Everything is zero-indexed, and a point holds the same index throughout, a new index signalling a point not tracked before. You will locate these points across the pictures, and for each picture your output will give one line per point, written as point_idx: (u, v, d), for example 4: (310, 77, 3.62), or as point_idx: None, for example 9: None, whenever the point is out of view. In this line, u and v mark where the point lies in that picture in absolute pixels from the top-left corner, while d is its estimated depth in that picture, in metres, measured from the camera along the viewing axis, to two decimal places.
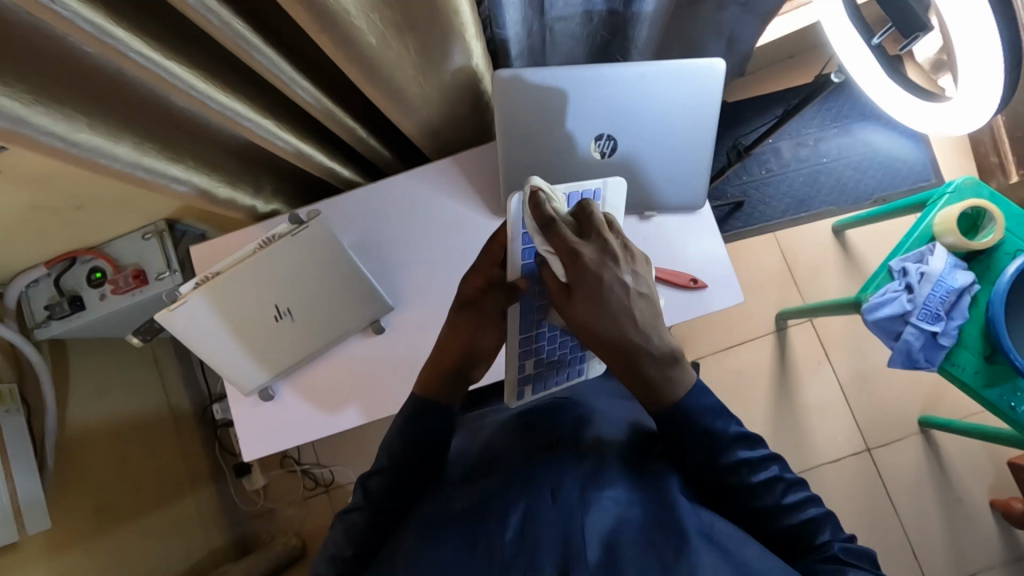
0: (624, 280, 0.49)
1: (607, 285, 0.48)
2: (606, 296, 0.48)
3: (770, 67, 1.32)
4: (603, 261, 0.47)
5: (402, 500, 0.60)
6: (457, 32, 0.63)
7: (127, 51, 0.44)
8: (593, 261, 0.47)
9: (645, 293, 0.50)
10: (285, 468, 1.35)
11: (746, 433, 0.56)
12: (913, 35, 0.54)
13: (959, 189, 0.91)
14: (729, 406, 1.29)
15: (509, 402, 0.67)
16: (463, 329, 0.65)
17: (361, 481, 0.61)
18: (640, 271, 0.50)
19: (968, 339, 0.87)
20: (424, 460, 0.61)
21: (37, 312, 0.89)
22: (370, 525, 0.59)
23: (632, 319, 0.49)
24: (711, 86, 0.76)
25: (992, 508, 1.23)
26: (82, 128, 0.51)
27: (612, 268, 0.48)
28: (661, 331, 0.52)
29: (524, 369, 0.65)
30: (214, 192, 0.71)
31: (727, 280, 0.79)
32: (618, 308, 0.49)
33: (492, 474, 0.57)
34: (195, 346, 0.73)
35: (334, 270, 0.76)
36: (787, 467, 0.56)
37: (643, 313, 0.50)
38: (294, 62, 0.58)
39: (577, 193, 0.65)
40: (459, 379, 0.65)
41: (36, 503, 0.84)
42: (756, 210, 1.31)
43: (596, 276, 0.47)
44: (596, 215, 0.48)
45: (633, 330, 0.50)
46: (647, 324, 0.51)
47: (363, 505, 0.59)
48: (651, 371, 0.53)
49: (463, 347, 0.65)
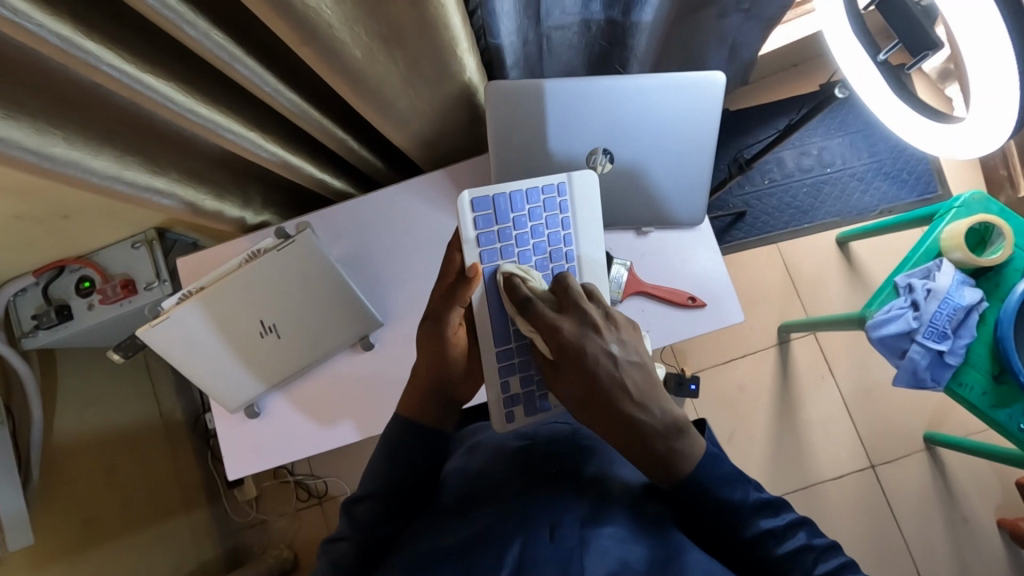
0: (608, 349, 0.49)
1: (590, 355, 0.49)
2: (592, 367, 0.49)
3: (772, 76, 1.29)
4: (583, 332, 0.50)
5: (387, 528, 0.59)
6: (450, 44, 0.61)
7: (99, 64, 0.42)
8: (571, 332, 0.50)
9: (636, 361, 0.50)
10: (278, 478, 1.33)
11: (768, 500, 0.54)
12: (923, 54, 0.52)
13: (966, 204, 0.89)
14: (730, 421, 1.26)
15: (499, 427, 0.63)
16: (432, 345, 0.61)
17: (348, 507, 0.60)
18: (627, 338, 0.51)
19: (975, 358, 0.85)
20: (410, 485, 0.60)
21: (25, 322, 0.87)
22: (355, 553, 0.58)
23: (624, 390, 0.49)
24: (713, 99, 0.74)
25: (999, 528, 1.21)
26: (56, 141, 0.49)
27: (593, 337, 0.50)
28: (662, 403, 0.50)
29: (508, 386, 0.63)
30: (200, 205, 0.70)
31: (727, 298, 0.77)
32: (608, 377, 0.49)
33: (483, 506, 0.55)
34: (178, 362, 0.71)
35: (321, 285, 0.74)
36: (815, 531, 0.53)
37: (639, 383, 0.50)
38: (278, 73, 0.57)
39: (536, 189, 0.67)
40: (444, 396, 0.62)
41: (18, 517, 0.79)
42: (758, 220, 1.28)
43: (575, 348, 0.49)
44: (571, 288, 0.52)
45: (627, 400, 0.49)
46: (643, 395, 0.50)
47: (348, 533, 0.59)
48: (655, 446, 0.50)
49: (440, 362, 0.61)
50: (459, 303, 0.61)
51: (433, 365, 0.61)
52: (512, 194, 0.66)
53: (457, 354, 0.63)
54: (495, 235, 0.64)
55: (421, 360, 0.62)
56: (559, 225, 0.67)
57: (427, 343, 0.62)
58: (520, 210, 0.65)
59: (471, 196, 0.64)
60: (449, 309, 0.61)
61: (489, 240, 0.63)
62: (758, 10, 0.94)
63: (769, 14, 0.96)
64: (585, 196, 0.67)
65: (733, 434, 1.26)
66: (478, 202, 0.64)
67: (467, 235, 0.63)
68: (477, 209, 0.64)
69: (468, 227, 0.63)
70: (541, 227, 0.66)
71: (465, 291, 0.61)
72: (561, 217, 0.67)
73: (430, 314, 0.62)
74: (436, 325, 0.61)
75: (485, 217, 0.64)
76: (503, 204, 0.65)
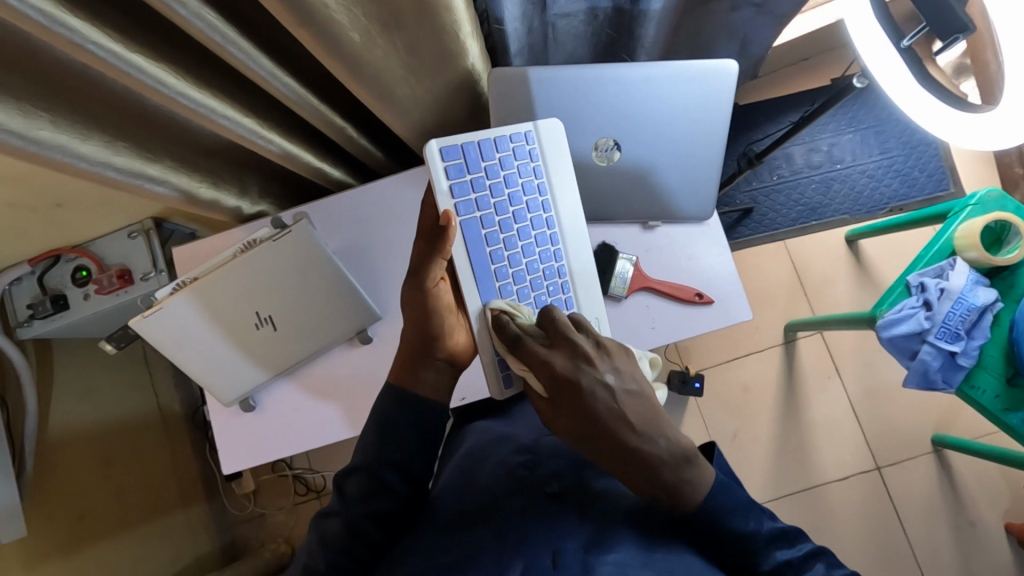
0: (605, 381, 0.49)
1: (587, 390, 0.49)
2: (591, 403, 0.49)
3: (781, 70, 1.27)
4: (576, 366, 0.50)
5: (379, 503, 0.58)
6: (453, 30, 0.59)
7: (85, 43, 0.40)
8: (564, 369, 0.50)
9: (632, 390, 0.50)
10: (275, 472, 1.32)
11: (783, 530, 0.53)
12: (953, 37, 0.50)
13: (983, 202, 0.87)
14: (733, 422, 1.25)
15: (495, 392, 0.61)
16: (417, 304, 0.59)
17: (338, 483, 0.59)
18: (621, 367, 0.50)
19: (988, 360, 0.83)
20: (403, 471, 0.59)
21: (19, 311, 0.86)
22: (346, 529, 0.57)
23: (625, 421, 0.49)
24: (724, 89, 0.72)
25: (1007, 533, 1.19)
26: (43, 125, 0.48)
27: (587, 370, 0.49)
28: (665, 431, 0.50)
29: (502, 347, 0.60)
30: (196, 192, 0.68)
31: (734, 295, 0.75)
32: (608, 411, 0.49)
33: (485, 524, 0.54)
34: (169, 351, 0.69)
35: (317, 276, 0.72)
36: (833, 562, 0.53)
37: (638, 412, 0.49)
38: (273, 56, 0.55)
39: (504, 137, 0.66)
40: (433, 357, 0.60)
41: (11, 511, 0.78)
42: (766, 217, 1.26)
43: (571, 385, 0.49)
44: (556, 320, 0.52)
45: (629, 434, 0.49)
46: (644, 423, 0.49)
47: (340, 508, 0.58)
48: (666, 475, 0.50)
49: (424, 314, 0.59)
50: (442, 253, 0.60)
51: (420, 324, 0.60)
52: (480, 143, 0.64)
53: (446, 309, 0.60)
54: (468, 185, 0.63)
55: (406, 321, 0.60)
56: (531, 173, 0.67)
57: (411, 302, 0.60)
58: (490, 158, 0.64)
59: (439, 146, 0.62)
60: (431, 261, 0.59)
61: (463, 189, 0.62)
62: (768, 10, 0.91)
63: (779, 16, 0.93)
64: (554, 143, 0.67)
65: (737, 435, 1.24)
66: (448, 151, 0.62)
67: (440, 187, 0.62)
68: (447, 158, 0.62)
69: (440, 178, 0.62)
70: (514, 175, 0.65)
71: (443, 243, 0.59)
72: (533, 163, 0.67)
73: (409, 271, 0.61)
74: (419, 276, 0.59)
75: (456, 166, 0.62)
76: (472, 152, 0.64)
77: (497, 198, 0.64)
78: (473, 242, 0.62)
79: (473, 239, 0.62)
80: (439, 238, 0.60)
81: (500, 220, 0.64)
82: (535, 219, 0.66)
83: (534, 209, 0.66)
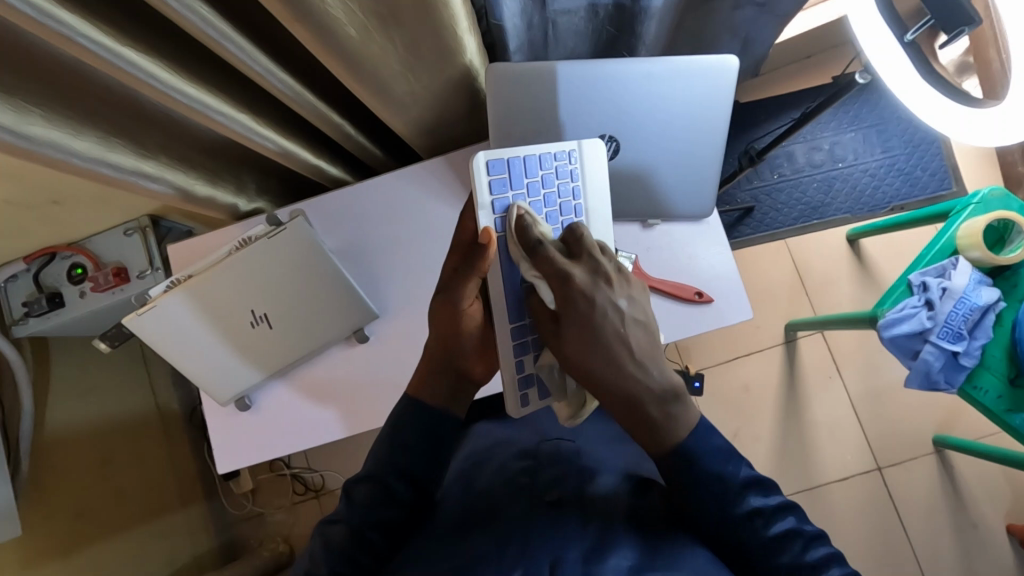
0: (617, 304, 0.48)
1: (599, 311, 0.47)
2: (599, 323, 0.47)
3: (784, 68, 1.25)
4: (594, 284, 0.48)
5: (384, 511, 0.57)
6: (451, 26, 0.58)
7: (75, 37, 0.39)
8: (583, 282, 0.48)
9: (641, 320, 0.49)
10: (274, 471, 1.31)
11: (758, 478, 0.53)
12: (959, 30, 0.49)
13: (984, 201, 0.86)
14: (734, 422, 1.24)
15: (512, 411, 0.59)
16: (447, 319, 0.60)
17: (347, 490, 0.58)
18: (635, 296, 0.50)
19: (991, 360, 0.82)
20: (411, 476, 0.59)
21: (15, 308, 0.85)
22: (351, 536, 0.55)
23: (627, 347, 0.48)
24: (724, 86, 0.72)
25: (1009, 534, 1.18)
26: (35, 120, 0.47)
27: (603, 289, 0.48)
28: (660, 366, 0.50)
29: (522, 366, 0.59)
30: (192, 190, 0.67)
31: (735, 294, 0.74)
32: (613, 332, 0.48)
33: (480, 531, 0.54)
34: (163, 350, 0.69)
35: (313, 274, 0.72)
36: (804, 518, 0.53)
37: (641, 342, 0.49)
38: (269, 52, 0.54)
39: (549, 154, 0.65)
40: (454, 371, 0.62)
41: (7, 510, 0.77)
42: (767, 216, 1.24)
43: (585, 299, 0.47)
44: (582, 235, 0.50)
45: (628, 359, 0.48)
46: (644, 354, 0.49)
47: (345, 515, 0.56)
48: (650, 410, 0.50)
49: (450, 331, 0.60)
50: (478, 272, 0.58)
51: (444, 336, 0.61)
52: (525, 159, 0.63)
53: (472, 328, 0.61)
54: (509, 201, 0.60)
55: (433, 334, 0.61)
56: (570, 194, 0.65)
57: (440, 316, 0.60)
58: (533, 175, 0.63)
59: (485, 158, 0.60)
60: (467, 278, 0.58)
61: (505, 205, 0.60)
62: (770, 10, 0.90)
63: (780, 15, 0.92)
64: (595, 164, 0.66)
65: (738, 435, 1.23)
66: (494, 165, 0.61)
67: (483, 200, 0.59)
68: (492, 172, 0.60)
69: (483, 192, 0.59)
70: (554, 194, 0.64)
71: (482, 262, 0.57)
72: (573, 185, 0.65)
73: (443, 286, 0.60)
74: (451, 294, 0.59)
75: (500, 180, 0.60)
76: (517, 168, 0.62)
77: (536, 216, 0.62)
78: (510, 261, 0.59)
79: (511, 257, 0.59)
80: (478, 256, 0.57)
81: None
82: None
83: (569, 230, 0.64)
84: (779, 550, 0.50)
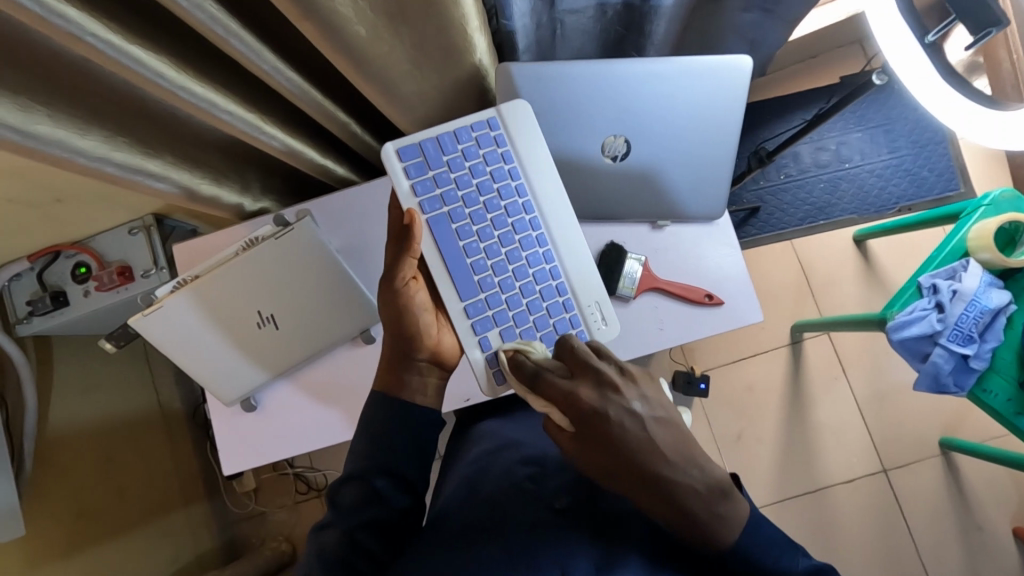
0: (631, 408, 0.43)
1: (613, 423, 0.43)
2: (619, 437, 0.43)
3: (789, 68, 1.26)
4: (602, 396, 0.44)
5: (372, 513, 0.57)
6: (460, 25, 0.58)
7: (82, 34, 0.39)
8: (587, 398, 0.44)
9: (662, 417, 0.44)
10: (278, 471, 1.31)
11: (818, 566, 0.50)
12: (987, 31, 0.49)
13: (995, 202, 0.85)
14: (739, 423, 1.24)
15: (489, 390, 0.61)
16: (391, 308, 0.59)
17: (332, 494, 0.59)
18: (650, 393, 0.45)
19: (1001, 364, 0.81)
20: (395, 475, 0.59)
21: (18, 308, 0.85)
22: (341, 539, 0.57)
23: (656, 453, 0.43)
24: (735, 85, 0.71)
25: (1015, 537, 1.17)
26: (40, 119, 0.47)
27: (612, 399, 0.44)
28: (701, 463, 0.44)
29: (488, 343, 0.61)
30: (196, 188, 0.67)
31: (745, 297, 0.74)
32: (637, 444, 0.43)
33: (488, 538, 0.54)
34: (169, 350, 0.68)
35: (320, 275, 0.71)
36: None
37: (671, 442, 0.43)
38: (276, 50, 0.54)
39: (465, 127, 0.65)
40: (417, 362, 0.60)
41: (10, 510, 0.77)
42: (772, 217, 1.23)
43: (596, 419, 0.43)
44: (574, 346, 0.47)
45: (663, 465, 0.43)
46: (679, 455, 0.44)
47: (335, 520, 0.58)
48: (700, 510, 0.45)
49: (399, 318, 0.59)
50: (409, 252, 0.59)
51: (396, 330, 0.59)
52: (439, 137, 0.64)
53: (424, 311, 0.60)
54: (431, 181, 0.62)
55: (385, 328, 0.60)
56: (500, 160, 0.65)
57: (386, 306, 0.59)
58: (452, 151, 0.63)
59: (397, 147, 0.62)
60: (400, 261, 0.59)
61: (427, 186, 0.62)
62: (778, 13, 0.90)
63: (787, 18, 0.91)
64: (518, 124, 0.65)
65: (742, 436, 1.23)
66: (405, 151, 0.62)
67: (403, 189, 0.62)
68: (405, 159, 0.62)
69: (401, 179, 0.62)
70: (479, 164, 0.64)
71: (410, 241, 0.59)
72: (500, 148, 0.65)
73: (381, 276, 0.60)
74: (389, 282, 0.59)
75: (416, 165, 0.62)
76: (431, 148, 0.63)
77: (464, 190, 0.63)
78: (444, 240, 0.62)
79: (444, 236, 0.62)
80: (406, 237, 0.59)
81: (472, 212, 0.63)
82: (510, 206, 0.65)
83: (508, 195, 0.65)
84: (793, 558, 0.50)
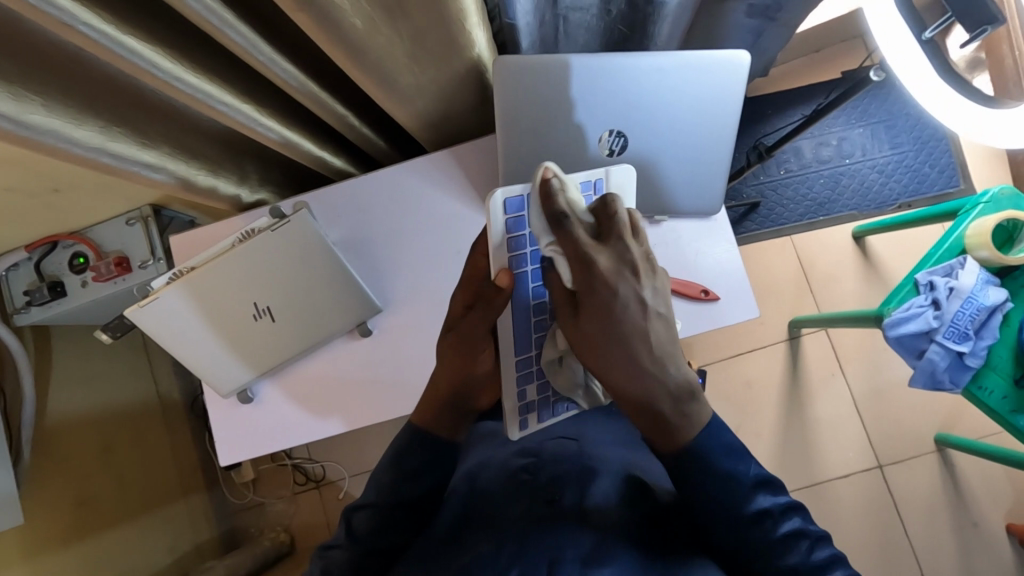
0: (641, 295, 0.43)
1: (619, 301, 0.42)
2: (618, 314, 0.43)
3: (795, 62, 1.25)
4: (619, 271, 0.43)
5: (386, 539, 0.60)
6: (459, 20, 0.57)
7: (74, 23, 0.38)
8: (608, 268, 0.42)
9: (662, 314, 0.45)
10: (276, 462, 1.30)
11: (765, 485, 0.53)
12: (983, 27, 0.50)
13: (994, 199, 0.85)
14: (736, 417, 1.24)
15: (512, 435, 0.58)
16: (456, 363, 0.59)
17: (345, 517, 0.61)
18: (658, 287, 0.45)
19: (997, 360, 0.82)
20: (405, 503, 0.60)
21: (17, 297, 0.85)
22: (351, 564, 0.59)
23: (646, 342, 0.44)
24: (735, 80, 0.71)
25: (1008, 533, 1.18)
26: (36, 109, 0.47)
27: (628, 279, 0.43)
28: (678, 363, 0.46)
29: (525, 395, 0.58)
30: (193, 179, 0.67)
31: (742, 295, 0.74)
32: (634, 326, 0.43)
33: (483, 533, 0.55)
34: (166, 340, 0.68)
35: (319, 268, 0.71)
36: (808, 518, 0.54)
37: (660, 337, 0.45)
38: (273, 41, 0.54)
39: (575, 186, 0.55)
40: (460, 407, 0.62)
41: (8, 498, 0.77)
42: (773, 211, 1.23)
43: (608, 288, 0.42)
44: (615, 213, 0.43)
45: (647, 354, 0.44)
46: (663, 351, 0.45)
47: (345, 543, 0.60)
48: (664, 407, 0.47)
49: (457, 375, 0.59)
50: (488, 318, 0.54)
51: (452, 380, 0.60)
52: None
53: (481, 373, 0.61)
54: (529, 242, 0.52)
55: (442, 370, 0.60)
56: None
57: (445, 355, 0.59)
58: None
59: (504, 196, 0.50)
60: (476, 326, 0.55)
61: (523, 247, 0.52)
62: (781, 15, 0.90)
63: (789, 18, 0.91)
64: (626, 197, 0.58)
65: (739, 430, 1.23)
66: (513, 202, 0.51)
67: (498, 241, 0.51)
68: (510, 211, 0.51)
69: (499, 232, 0.51)
70: None
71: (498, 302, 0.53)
72: None
73: (453, 326, 0.57)
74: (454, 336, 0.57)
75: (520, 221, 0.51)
76: None
77: None
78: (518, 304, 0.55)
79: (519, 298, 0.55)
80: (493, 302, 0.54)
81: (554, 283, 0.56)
82: None
83: None
84: (775, 531, 0.52)
